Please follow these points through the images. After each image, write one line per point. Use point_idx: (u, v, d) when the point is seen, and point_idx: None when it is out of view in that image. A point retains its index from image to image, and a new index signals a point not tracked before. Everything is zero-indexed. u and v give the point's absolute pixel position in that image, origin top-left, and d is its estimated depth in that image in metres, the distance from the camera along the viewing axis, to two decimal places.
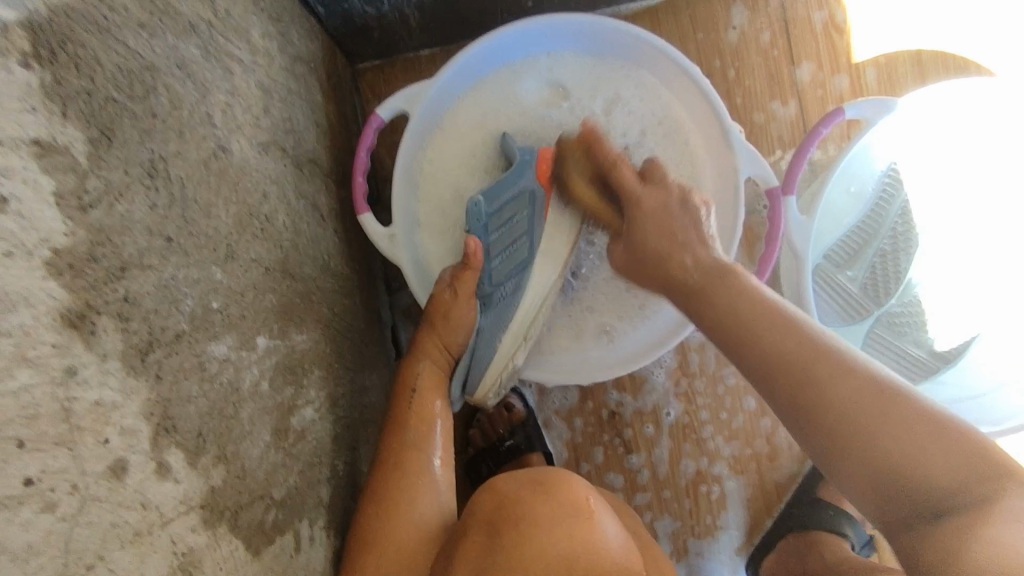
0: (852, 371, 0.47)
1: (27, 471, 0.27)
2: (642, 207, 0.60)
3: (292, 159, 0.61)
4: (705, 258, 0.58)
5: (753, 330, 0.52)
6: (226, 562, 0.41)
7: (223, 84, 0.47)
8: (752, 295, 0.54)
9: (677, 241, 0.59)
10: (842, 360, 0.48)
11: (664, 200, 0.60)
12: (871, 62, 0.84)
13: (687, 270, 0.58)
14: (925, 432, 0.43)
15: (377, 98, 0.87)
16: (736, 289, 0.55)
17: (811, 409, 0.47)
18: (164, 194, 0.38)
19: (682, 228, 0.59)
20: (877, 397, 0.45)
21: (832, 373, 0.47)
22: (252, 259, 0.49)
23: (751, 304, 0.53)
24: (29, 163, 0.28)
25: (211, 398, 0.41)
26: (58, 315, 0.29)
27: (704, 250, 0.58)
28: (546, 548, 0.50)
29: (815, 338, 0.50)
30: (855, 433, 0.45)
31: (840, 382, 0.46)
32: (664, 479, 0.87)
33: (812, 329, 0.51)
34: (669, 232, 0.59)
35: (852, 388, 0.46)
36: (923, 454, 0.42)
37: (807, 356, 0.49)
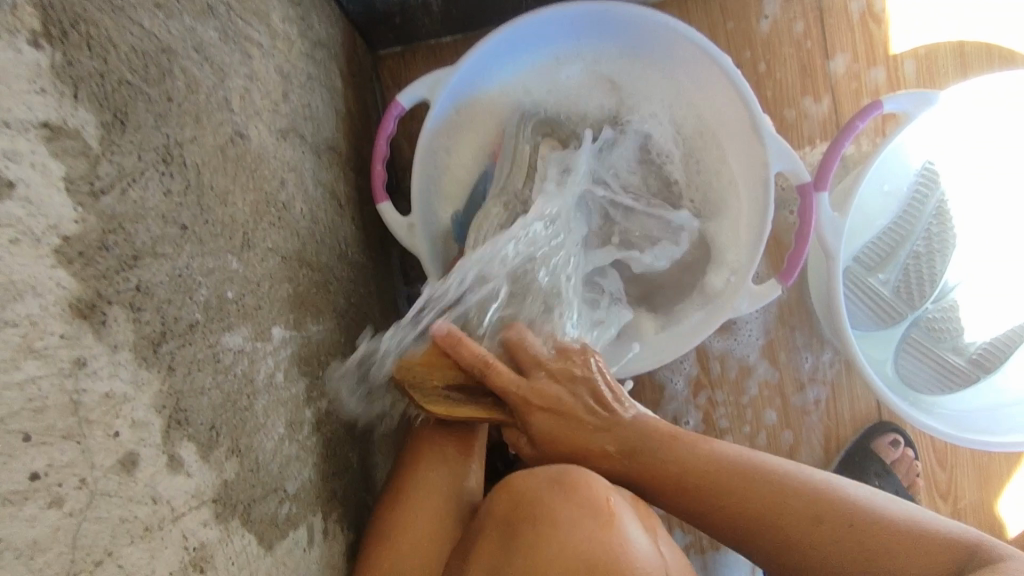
0: (779, 492, 0.52)
1: (33, 465, 0.26)
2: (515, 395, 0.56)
3: (310, 147, 0.60)
4: (624, 435, 0.56)
5: (734, 492, 0.53)
6: (238, 558, 0.41)
7: (241, 69, 0.46)
8: (706, 454, 0.55)
9: (602, 411, 0.57)
10: (769, 481, 0.53)
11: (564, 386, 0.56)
12: (909, 53, 0.81)
13: (610, 455, 0.56)
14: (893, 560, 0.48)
15: (398, 85, 0.85)
16: (676, 442, 0.56)
17: (781, 548, 0.51)
18: (179, 181, 0.37)
19: (597, 440, 0.55)
20: (815, 520, 0.50)
21: (815, 521, 0.50)
22: (269, 248, 0.48)
23: (665, 438, 0.56)
24: (38, 146, 0.27)
25: (225, 390, 0.41)
26: (67, 304, 0.28)
27: (633, 426, 0.57)
28: (568, 546, 0.48)
29: (786, 480, 0.53)
30: (863, 567, 0.48)
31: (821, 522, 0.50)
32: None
33: (727, 450, 0.55)
34: (573, 372, 0.58)
35: (800, 508, 0.51)
36: (915, 562, 0.47)
37: (800, 499, 0.51)
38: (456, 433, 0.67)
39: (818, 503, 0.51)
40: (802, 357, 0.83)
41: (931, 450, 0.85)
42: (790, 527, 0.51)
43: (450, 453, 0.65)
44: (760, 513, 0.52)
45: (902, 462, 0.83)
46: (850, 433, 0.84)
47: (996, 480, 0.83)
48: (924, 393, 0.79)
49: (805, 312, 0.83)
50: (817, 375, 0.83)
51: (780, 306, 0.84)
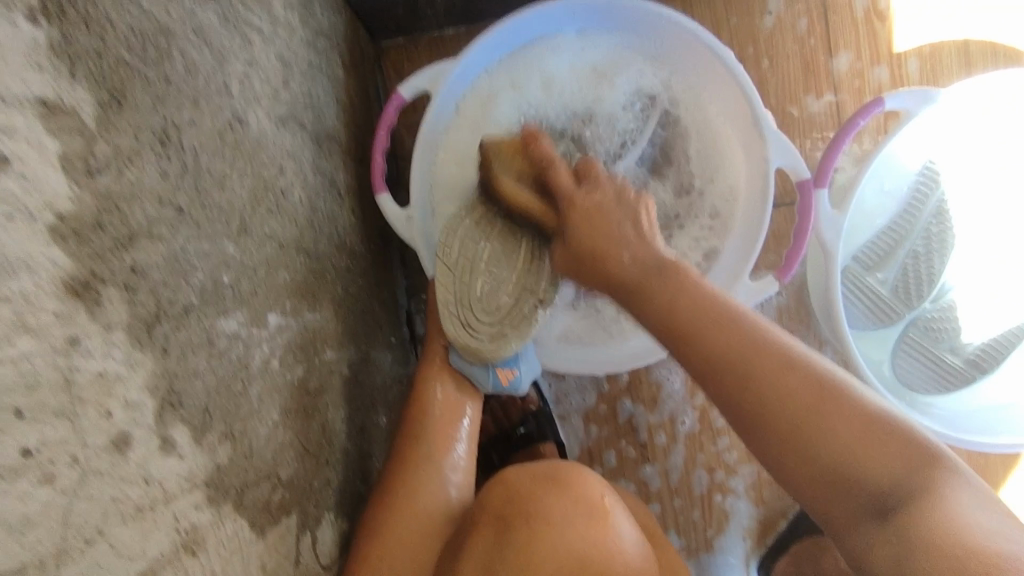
0: (789, 366, 0.48)
1: (25, 440, 0.26)
2: (578, 205, 0.58)
3: (310, 134, 0.60)
4: (645, 255, 0.55)
5: (699, 338, 0.51)
6: (230, 541, 0.41)
7: (240, 53, 0.46)
8: (748, 330, 0.50)
9: (614, 236, 0.56)
10: (779, 356, 0.48)
11: (608, 195, 0.58)
12: (913, 51, 0.81)
13: (624, 265, 0.55)
14: (845, 421, 0.45)
15: (399, 76, 0.85)
16: (692, 285, 0.53)
17: (738, 378, 0.49)
18: (176, 163, 0.37)
19: (620, 228, 0.57)
20: (806, 419, 0.46)
21: (813, 427, 0.45)
22: (266, 235, 0.48)
23: (672, 304, 0.53)
24: (35, 124, 0.27)
25: (219, 374, 0.41)
26: (60, 283, 0.28)
27: (642, 247, 0.56)
28: (559, 547, 0.49)
29: (778, 346, 0.49)
30: (812, 415, 0.46)
31: (808, 425, 0.45)
32: (676, 487, 0.85)
33: (754, 322, 0.51)
34: (613, 229, 0.56)
35: (799, 386, 0.47)
36: (876, 470, 0.43)
37: (795, 393, 0.47)
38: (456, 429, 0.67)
39: (813, 387, 0.47)
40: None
41: None
42: (768, 398, 0.47)
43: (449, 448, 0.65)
44: (740, 354, 0.49)
45: None
46: None
47: (992, 484, 0.83)
48: (918, 391, 0.79)
49: (802, 312, 0.84)
50: None
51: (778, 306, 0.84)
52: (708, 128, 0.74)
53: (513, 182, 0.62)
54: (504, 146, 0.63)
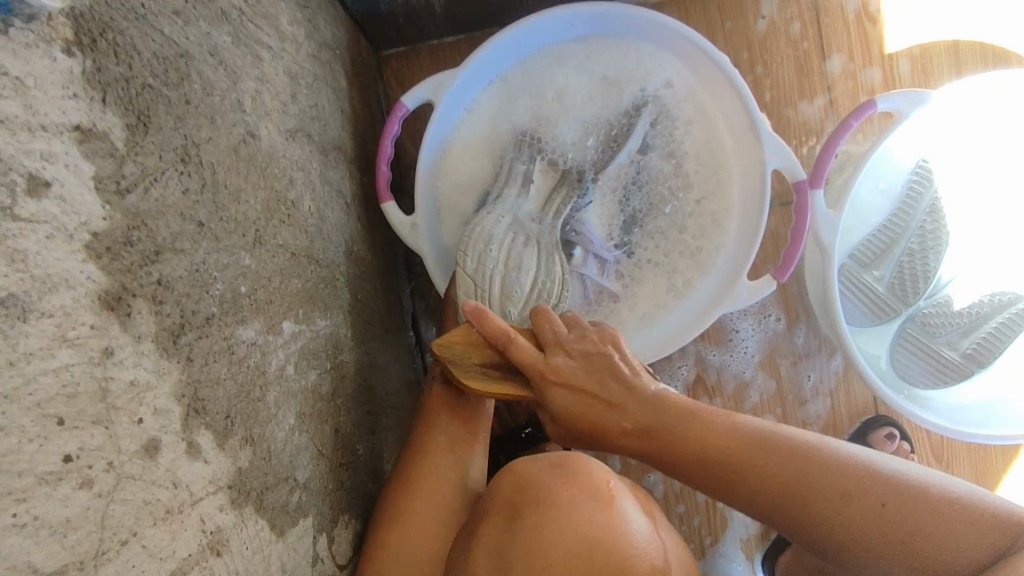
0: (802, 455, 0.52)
1: (66, 448, 0.28)
2: (549, 378, 0.54)
3: (317, 146, 0.62)
4: (640, 413, 0.54)
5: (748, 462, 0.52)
6: (252, 542, 0.42)
7: (252, 71, 0.48)
8: (730, 427, 0.54)
9: (622, 382, 0.54)
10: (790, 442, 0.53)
11: (586, 367, 0.54)
12: (904, 52, 0.82)
13: (561, 374, 0.54)
14: (872, 494, 0.50)
15: (401, 85, 0.87)
16: (675, 407, 0.54)
17: (800, 523, 0.51)
18: (196, 179, 0.38)
19: (603, 387, 0.54)
20: (840, 493, 0.50)
21: (840, 492, 0.50)
22: (279, 245, 0.50)
23: (694, 431, 0.53)
24: (71, 148, 0.29)
25: (239, 381, 0.42)
26: (96, 296, 0.29)
27: (638, 408, 0.54)
28: (568, 531, 0.50)
29: (781, 439, 0.53)
30: (879, 519, 0.49)
31: (840, 503, 0.50)
32: (679, 494, 0.87)
33: (747, 425, 0.54)
34: (596, 408, 0.54)
35: (821, 500, 0.50)
36: (935, 536, 0.48)
37: (829, 480, 0.51)
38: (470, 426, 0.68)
39: (801, 454, 0.52)
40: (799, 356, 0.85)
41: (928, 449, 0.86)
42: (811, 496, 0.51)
43: (462, 445, 0.67)
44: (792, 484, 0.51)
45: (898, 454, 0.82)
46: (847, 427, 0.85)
47: (988, 474, 0.85)
48: (915, 385, 0.81)
49: (800, 311, 0.85)
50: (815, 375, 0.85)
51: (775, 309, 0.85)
52: (712, 139, 0.75)
53: (474, 375, 0.56)
54: (452, 337, 0.56)
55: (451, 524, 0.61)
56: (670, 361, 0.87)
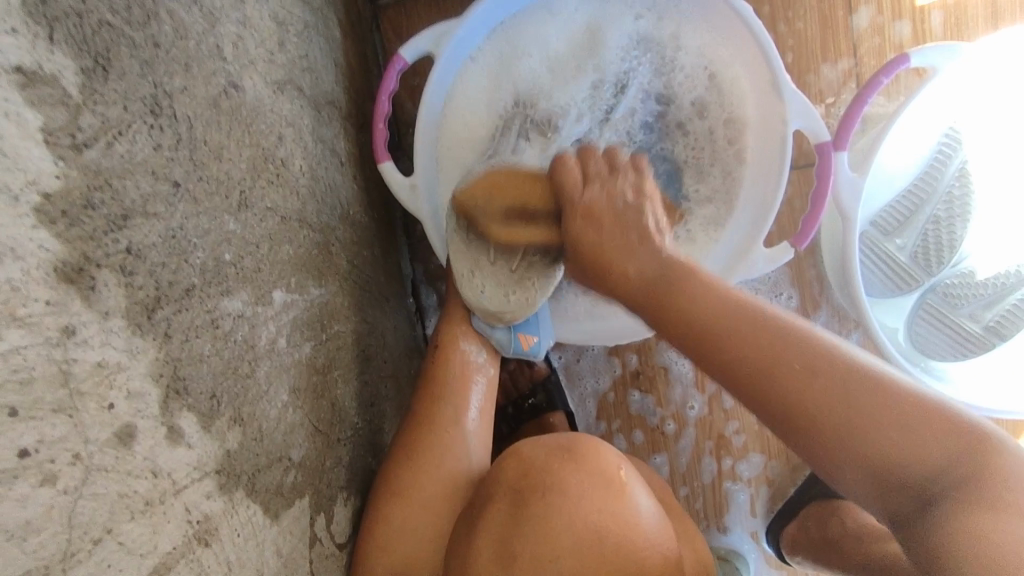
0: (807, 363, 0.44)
1: (22, 441, 0.24)
2: (579, 211, 0.56)
3: (308, 100, 0.57)
4: (649, 264, 0.53)
5: (712, 334, 0.47)
6: (244, 528, 0.39)
7: (232, 13, 0.43)
8: (723, 302, 0.48)
9: (630, 248, 0.54)
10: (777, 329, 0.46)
11: (615, 211, 0.56)
12: (936, 4, 0.77)
13: (630, 280, 0.53)
14: (880, 415, 0.42)
15: (399, 37, 0.81)
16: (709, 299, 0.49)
17: (781, 412, 0.44)
18: (169, 135, 0.34)
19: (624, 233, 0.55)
20: (799, 391, 0.44)
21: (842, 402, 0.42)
22: (267, 207, 0.46)
23: (714, 314, 0.48)
24: (11, 94, 0.25)
25: (224, 357, 0.38)
26: (53, 269, 0.26)
27: (648, 256, 0.53)
28: (577, 519, 0.48)
29: (778, 331, 0.46)
30: (838, 405, 0.42)
31: (853, 411, 0.42)
32: (685, 472, 0.84)
33: (759, 309, 0.48)
34: (605, 232, 0.55)
35: (820, 398, 0.43)
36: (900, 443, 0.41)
37: (812, 376, 0.44)
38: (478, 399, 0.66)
39: (821, 362, 0.44)
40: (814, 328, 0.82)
41: None
42: (819, 411, 0.43)
43: (467, 415, 0.64)
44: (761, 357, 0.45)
45: None
46: None
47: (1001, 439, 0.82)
48: (934, 357, 0.77)
49: (814, 285, 0.82)
50: None
51: (788, 278, 0.82)
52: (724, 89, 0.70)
53: (504, 227, 0.62)
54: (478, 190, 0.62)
55: (455, 496, 0.59)
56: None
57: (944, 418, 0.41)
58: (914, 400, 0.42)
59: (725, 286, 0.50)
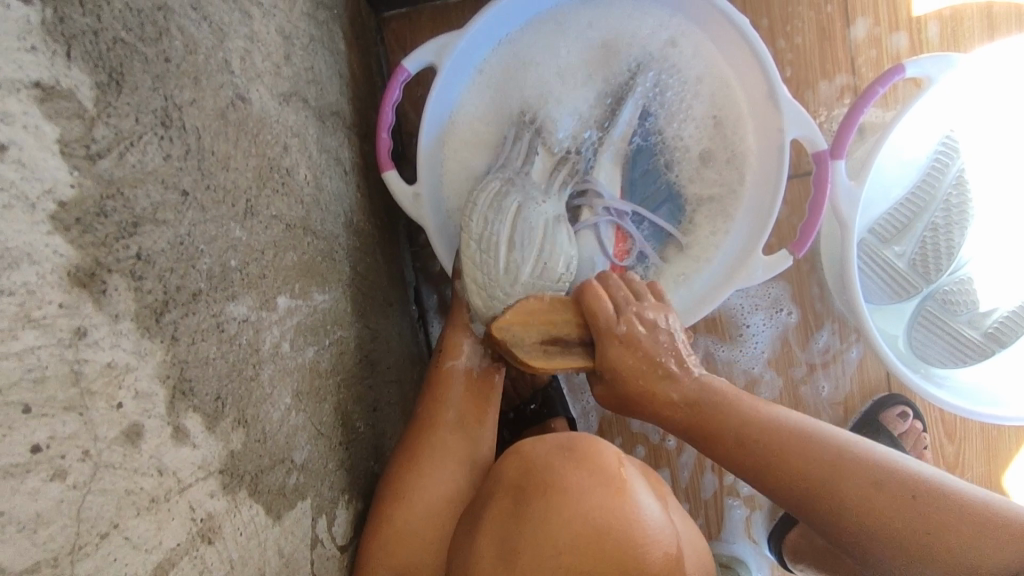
0: (836, 461, 0.51)
1: (35, 437, 0.25)
2: (614, 335, 0.55)
3: (313, 111, 0.59)
4: (693, 390, 0.55)
5: (728, 431, 0.54)
6: (247, 528, 0.40)
7: (240, 27, 0.44)
8: (768, 421, 0.54)
9: (662, 373, 0.55)
10: (828, 447, 0.52)
11: (642, 358, 0.55)
12: (932, 14, 0.78)
13: (673, 409, 0.56)
14: (916, 519, 0.48)
15: (403, 48, 0.83)
16: (745, 445, 0.54)
17: (816, 501, 0.51)
18: (179, 145, 0.36)
19: (666, 363, 0.55)
20: (839, 476, 0.50)
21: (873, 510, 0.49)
22: (273, 216, 0.47)
23: (773, 449, 0.52)
24: (30, 108, 0.26)
25: (230, 360, 0.40)
26: (66, 273, 0.27)
27: (690, 381, 0.56)
28: (578, 516, 0.48)
29: (815, 439, 0.52)
30: (870, 510, 0.49)
31: (881, 494, 0.49)
32: (686, 488, 0.85)
33: (792, 422, 0.54)
34: (648, 355, 0.55)
35: (864, 487, 0.49)
36: (931, 542, 0.47)
37: (857, 479, 0.50)
38: (484, 410, 0.66)
39: (842, 463, 0.51)
40: (814, 341, 0.83)
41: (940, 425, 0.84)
42: (849, 518, 0.49)
43: (471, 420, 0.65)
44: (803, 489, 0.51)
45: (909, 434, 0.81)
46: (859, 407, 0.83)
47: (1003, 452, 0.82)
48: (934, 365, 0.78)
49: (813, 299, 0.83)
50: (828, 359, 0.83)
51: (789, 292, 0.83)
52: (722, 104, 0.71)
53: (541, 356, 0.59)
54: (512, 318, 0.58)
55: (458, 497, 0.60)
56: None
57: (982, 510, 0.48)
58: (944, 496, 0.48)
59: (762, 417, 0.54)
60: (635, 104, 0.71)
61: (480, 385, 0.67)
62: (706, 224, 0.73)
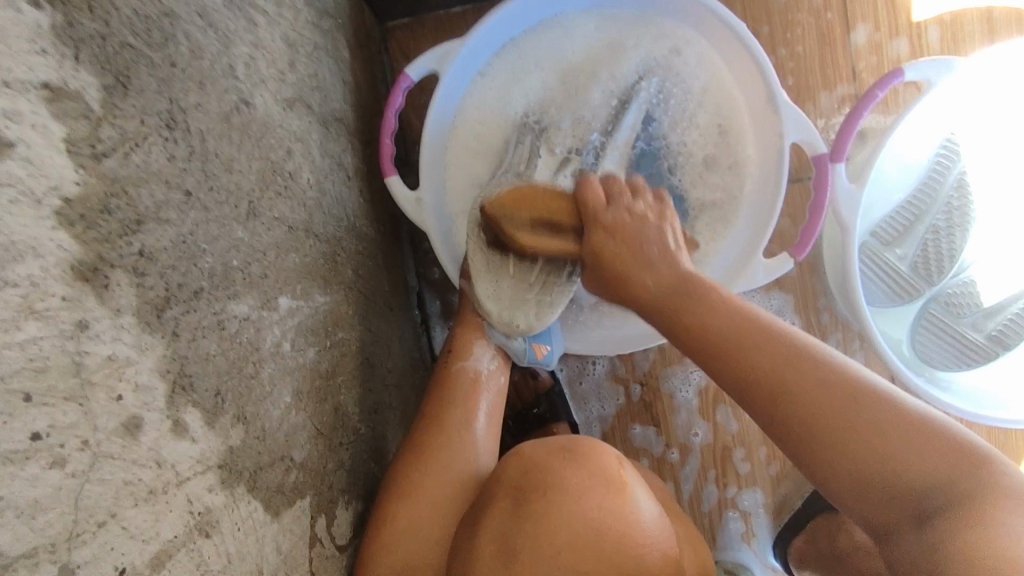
0: (801, 359, 0.48)
1: (35, 426, 0.26)
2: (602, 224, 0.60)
3: (318, 116, 0.60)
4: (667, 278, 0.56)
5: (708, 329, 0.52)
6: (245, 523, 0.41)
7: (245, 34, 0.46)
8: (738, 313, 0.52)
9: (644, 259, 0.57)
10: (785, 344, 0.49)
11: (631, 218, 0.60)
12: (933, 20, 0.79)
13: (648, 290, 0.56)
14: (883, 430, 0.45)
15: (408, 57, 0.84)
16: (700, 301, 0.53)
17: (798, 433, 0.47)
18: (183, 146, 0.37)
19: (648, 249, 0.57)
20: (792, 383, 0.48)
21: (840, 400, 0.46)
22: (275, 218, 0.48)
23: (743, 343, 0.50)
24: (39, 108, 0.27)
25: (230, 357, 0.40)
26: (69, 268, 0.28)
27: (668, 267, 0.56)
28: (577, 518, 0.49)
29: (765, 329, 0.50)
30: (839, 407, 0.46)
31: (843, 402, 0.46)
32: (687, 500, 0.85)
33: (756, 314, 0.52)
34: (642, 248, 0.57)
35: (833, 414, 0.46)
36: (894, 458, 0.44)
37: (817, 377, 0.47)
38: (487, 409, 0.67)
39: (798, 361, 0.48)
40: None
41: None
42: (810, 410, 0.46)
43: (475, 420, 0.65)
44: (754, 344, 0.50)
45: None
46: None
47: (1013, 463, 0.82)
48: (938, 367, 0.78)
49: (815, 312, 0.83)
50: None
51: (791, 303, 0.83)
52: (724, 114, 0.72)
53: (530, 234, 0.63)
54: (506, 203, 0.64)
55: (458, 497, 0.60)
56: (682, 367, 0.85)
57: (955, 442, 0.44)
58: (903, 410, 0.45)
59: (732, 300, 0.53)
60: (638, 108, 0.72)
61: (485, 388, 0.68)
62: (706, 232, 0.73)
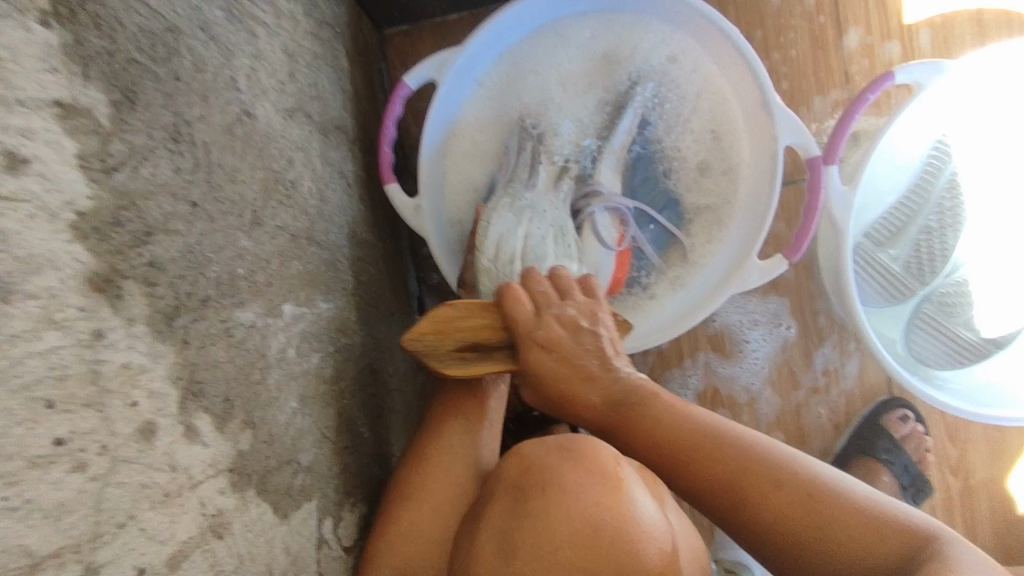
0: (750, 466, 0.50)
1: (57, 431, 0.27)
2: None
3: (317, 125, 0.61)
4: (614, 387, 0.56)
5: (660, 447, 0.54)
6: (255, 525, 0.42)
7: (247, 47, 0.47)
8: (684, 417, 0.54)
9: (590, 367, 0.57)
10: (732, 443, 0.52)
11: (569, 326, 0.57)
12: (925, 23, 0.80)
13: (584, 392, 0.57)
14: (844, 530, 0.46)
15: (404, 65, 0.85)
16: (633, 400, 0.56)
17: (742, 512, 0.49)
18: (188, 158, 0.38)
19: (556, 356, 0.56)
20: (758, 491, 0.49)
21: (803, 498, 0.47)
22: (278, 226, 0.49)
23: (705, 460, 0.51)
24: (52, 124, 0.28)
25: (238, 363, 0.41)
26: (85, 277, 0.29)
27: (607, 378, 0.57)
28: (575, 513, 0.49)
29: (726, 439, 0.52)
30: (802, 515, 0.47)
31: (809, 507, 0.47)
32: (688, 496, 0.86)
33: (676, 412, 0.55)
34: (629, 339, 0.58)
35: (790, 504, 0.47)
36: (851, 555, 0.45)
37: (779, 473, 0.49)
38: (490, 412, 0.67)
39: (754, 466, 0.50)
40: (813, 351, 0.84)
41: (942, 424, 0.85)
42: (774, 522, 0.47)
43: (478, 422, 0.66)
44: (705, 451, 0.52)
45: (910, 434, 0.82)
46: (859, 410, 0.84)
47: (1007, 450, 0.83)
48: (932, 366, 0.79)
49: (810, 307, 0.84)
50: (829, 365, 0.84)
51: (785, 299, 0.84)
52: (715, 114, 0.73)
53: (603, 280, 0.63)
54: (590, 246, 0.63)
55: (461, 499, 0.61)
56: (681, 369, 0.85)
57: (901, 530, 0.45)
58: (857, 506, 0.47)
59: (653, 396, 0.56)
60: (634, 112, 0.73)
61: (488, 391, 0.68)
62: (701, 233, 0.74)
